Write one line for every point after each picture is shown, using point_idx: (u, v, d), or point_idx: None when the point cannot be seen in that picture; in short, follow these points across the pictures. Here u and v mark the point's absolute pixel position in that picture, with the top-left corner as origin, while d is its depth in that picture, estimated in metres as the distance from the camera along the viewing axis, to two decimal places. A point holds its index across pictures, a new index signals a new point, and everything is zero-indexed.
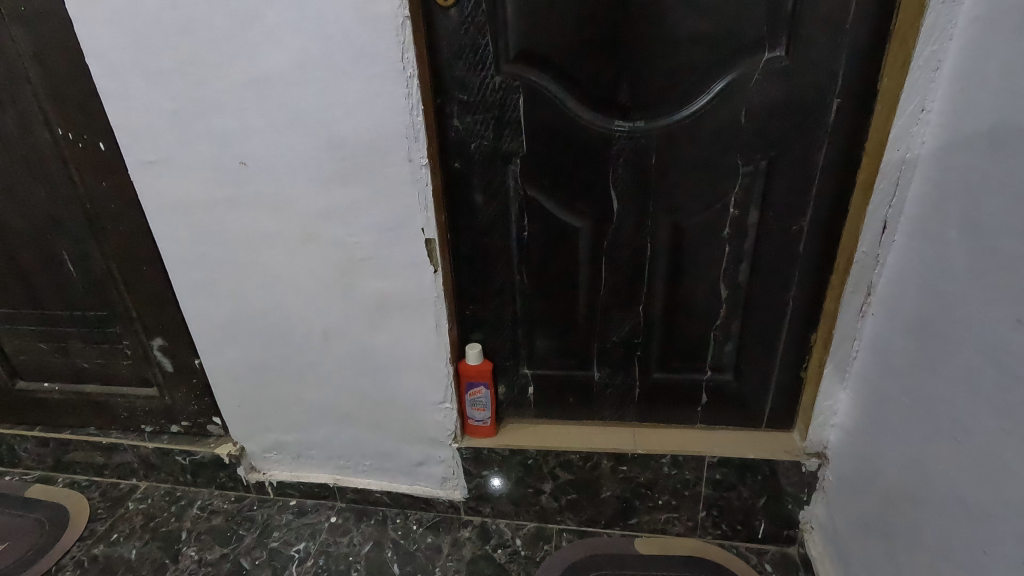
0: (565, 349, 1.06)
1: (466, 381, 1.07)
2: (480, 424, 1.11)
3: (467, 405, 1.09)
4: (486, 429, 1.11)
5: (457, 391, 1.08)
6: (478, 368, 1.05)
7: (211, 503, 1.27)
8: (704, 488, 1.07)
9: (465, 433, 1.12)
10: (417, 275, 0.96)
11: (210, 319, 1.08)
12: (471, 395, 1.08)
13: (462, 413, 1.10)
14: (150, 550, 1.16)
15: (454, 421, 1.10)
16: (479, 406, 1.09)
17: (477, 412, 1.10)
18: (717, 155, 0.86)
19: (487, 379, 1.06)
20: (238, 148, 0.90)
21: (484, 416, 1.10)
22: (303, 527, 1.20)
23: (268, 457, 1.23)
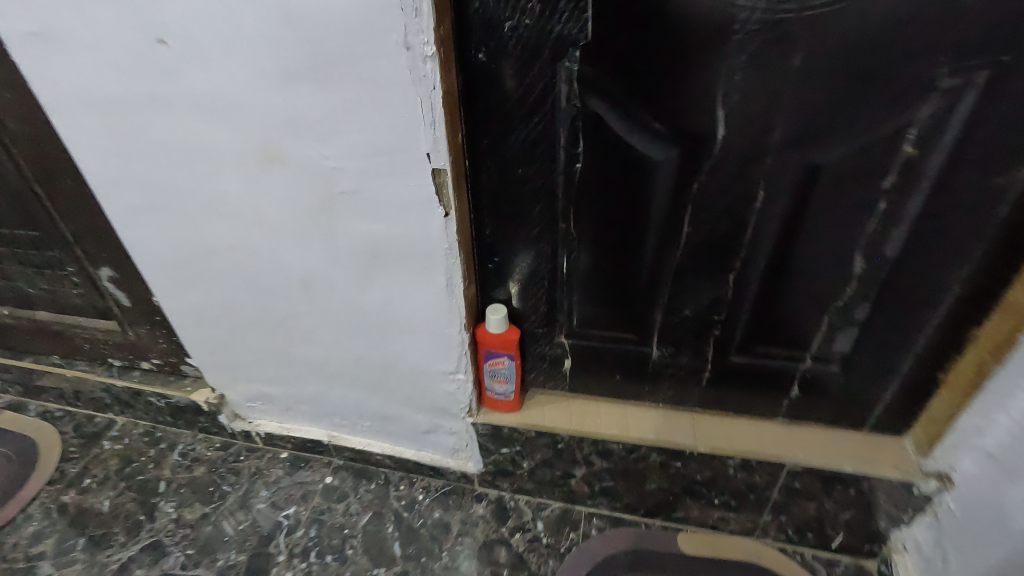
0: (617, 319, 0.80)
1: (485, 350, 0.83)
2: (501, 398, 0.89)
3: (486, 377, 0.87)
4: (508, 404, 0.90)
5: (474, 360, 0.85)
6: (502, 336, 0.81)
7: (194, 449, 1.12)
8: (775, 494, 0.86)
9: (482, 406, 0.91)
10: (421, 218, 0.68)
11: (158, 254, 0.83)
12: (492, 365, 0.85)
13: (479, 385, 0.88)
14: (124, 502, 1.03)
15: (469, 394, 0.88)
16: (500, 379, 0.86)
17: (498, 385, 0.87)
18: (894, 80, 0.54)
19: (513, 349, 0.83)
20: (152, 17, 0.59)
21: (507, 389, 0.88)
22: (295, 486, 1.05)
23: (253, 407, 1.05)
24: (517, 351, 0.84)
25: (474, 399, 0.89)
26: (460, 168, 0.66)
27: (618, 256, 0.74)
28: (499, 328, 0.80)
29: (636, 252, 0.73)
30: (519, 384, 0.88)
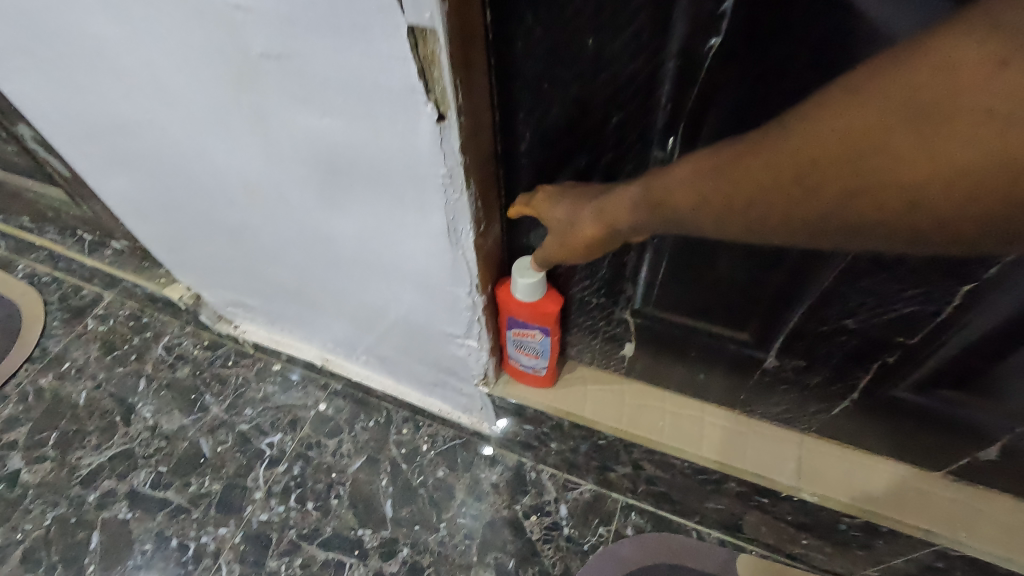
0: (714, 305, 0.50)
1: (510, 317, 0.56)
2: (530, 373, 0.64)
3: (510, 347, 0.61)
4: (538, 381, 0.65)
5: (494, 323, 0.59)
6: (536, 305, 0.53)
7: (180, 344, 0.97)
8: (897, 561, 0.61)
9: (504, 375, 0.67)
10: (399, 120, 0.37)
11: (55, 122, 0.57)
12: (520, 335, 0.58)
13: (500, 353, 0.63)
14: (101, 397, 0.91)
15: (486, 363, 0.63)
16: (530, 352, 0.60)
17: (526, 358, 0.61)
18: None
19: (551, 322, 0.55)
20: None
21: (538, 364, 0.62)
22: (284, 409, 0.89)
23: (236, 313, 0.87)
24: (558, 323, 0.56)
25: (492, 368, 0.64)
26: (472, 28, 0.34)
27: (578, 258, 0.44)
28: (532, 295, 0.52)
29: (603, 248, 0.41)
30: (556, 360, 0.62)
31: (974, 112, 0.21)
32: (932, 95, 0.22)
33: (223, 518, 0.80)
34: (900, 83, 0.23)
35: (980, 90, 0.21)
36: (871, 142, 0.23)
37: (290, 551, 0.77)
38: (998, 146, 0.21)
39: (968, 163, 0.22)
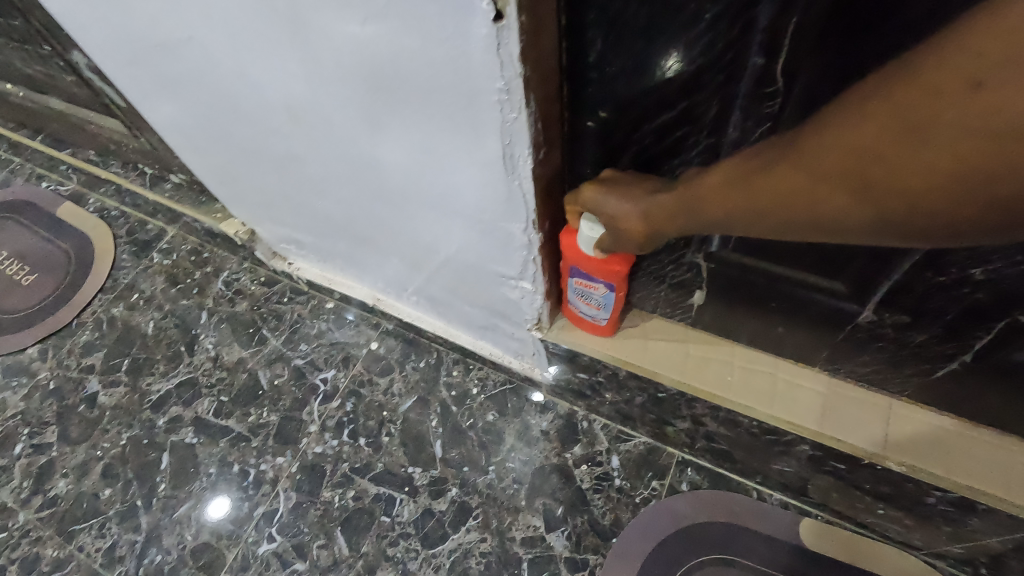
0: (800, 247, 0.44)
1: (571, 261, 0.52)
2: (585, 320, 0.60)
3: (568, 293, 0.57)
4: (594, 330, 0.61)
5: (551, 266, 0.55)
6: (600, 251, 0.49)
7: (238, 280, 0.98)
8: (989, 540, 0.55)
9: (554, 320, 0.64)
10: (449, 22, 0.32)
11: (100, 43, 0.55)
12: (581, 283, 0.54)
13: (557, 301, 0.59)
14: (168, 328, 0.95)
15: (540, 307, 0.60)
16: (590, 302, 0.56)
17: (585, 307, 0.58)
18: None
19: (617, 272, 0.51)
20: None
21: (598, 314, 0.58)
22: (338, 346, 0.90)
23: (289, 249, 0.86)
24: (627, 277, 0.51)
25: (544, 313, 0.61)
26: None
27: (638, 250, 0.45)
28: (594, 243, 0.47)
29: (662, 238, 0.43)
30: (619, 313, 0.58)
31: (947, 126, 0.24)
32: (908, 117, 0.25)
33: (280, 448, 0.82)
34: (879, 101, 0.26)
35: (956, 104, 0.23)
36: (869, 157, 0.27)
37: (343, 483, 0.78)
38: (971, 152, 0.24)
39: (949, 168, 0.25)
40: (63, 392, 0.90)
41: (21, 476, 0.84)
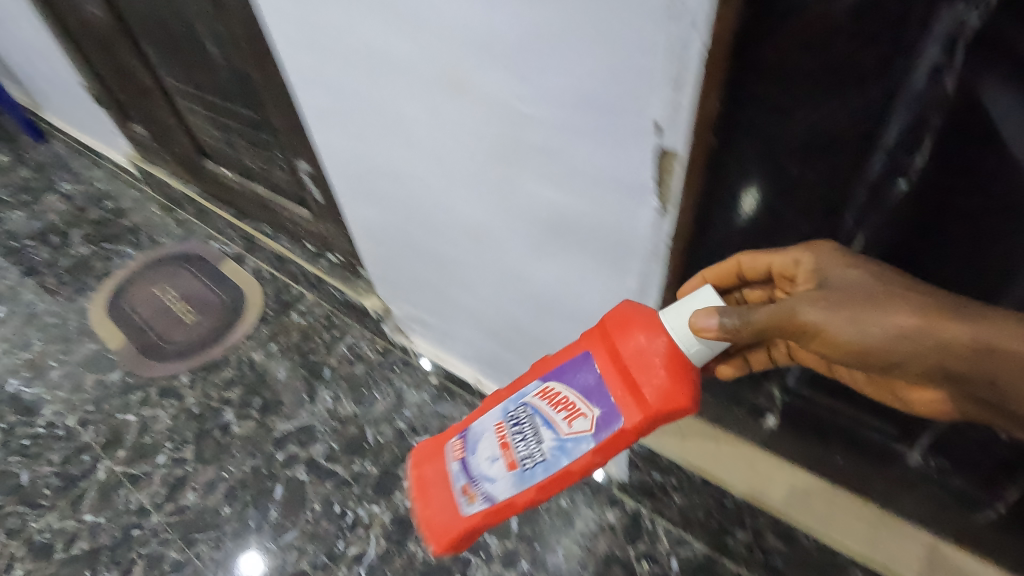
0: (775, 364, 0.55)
1: (586, 373, 0.51)
2: (492, 471, 0.56)
3: (518, 425, 0.54)
4: (492, 485, 0.56)
5: (551, 370, 0.54)
6: (624, 375, 0.49)
7: (359, 345, 1.16)
8: None
9: (462, 445, 0.60)
10: (626, 208, 0.50)
11: (342, 165, 0.77)
12: (553, 424, 0.52)
13: (500, 428, 0.56)
14: (295, 377, 1.12)
15: (486, 420, 0.57)
16: (530, 452, 0.53)
17: (517, 455, 0.54)
18: None
19: (605, 430, 0.49)
20: None
21: (519, 470, 0.54)
22: (436, 417, 1.04)
23: (412, 327, 1.03)
24: (606, 444, 0.50)
25: (478, 432, 0.58)
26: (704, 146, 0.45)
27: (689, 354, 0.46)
28: (670, 326, 0.47)
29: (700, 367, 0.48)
30: (536, 492, 0.54)
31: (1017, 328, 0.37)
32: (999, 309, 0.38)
33: (377, 497, 0.94)
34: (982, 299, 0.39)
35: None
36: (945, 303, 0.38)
37: (427, 539, 0.89)
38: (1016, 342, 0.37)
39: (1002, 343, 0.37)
40: (204, 417, 1.07)
41: (159, 482, 0.99)
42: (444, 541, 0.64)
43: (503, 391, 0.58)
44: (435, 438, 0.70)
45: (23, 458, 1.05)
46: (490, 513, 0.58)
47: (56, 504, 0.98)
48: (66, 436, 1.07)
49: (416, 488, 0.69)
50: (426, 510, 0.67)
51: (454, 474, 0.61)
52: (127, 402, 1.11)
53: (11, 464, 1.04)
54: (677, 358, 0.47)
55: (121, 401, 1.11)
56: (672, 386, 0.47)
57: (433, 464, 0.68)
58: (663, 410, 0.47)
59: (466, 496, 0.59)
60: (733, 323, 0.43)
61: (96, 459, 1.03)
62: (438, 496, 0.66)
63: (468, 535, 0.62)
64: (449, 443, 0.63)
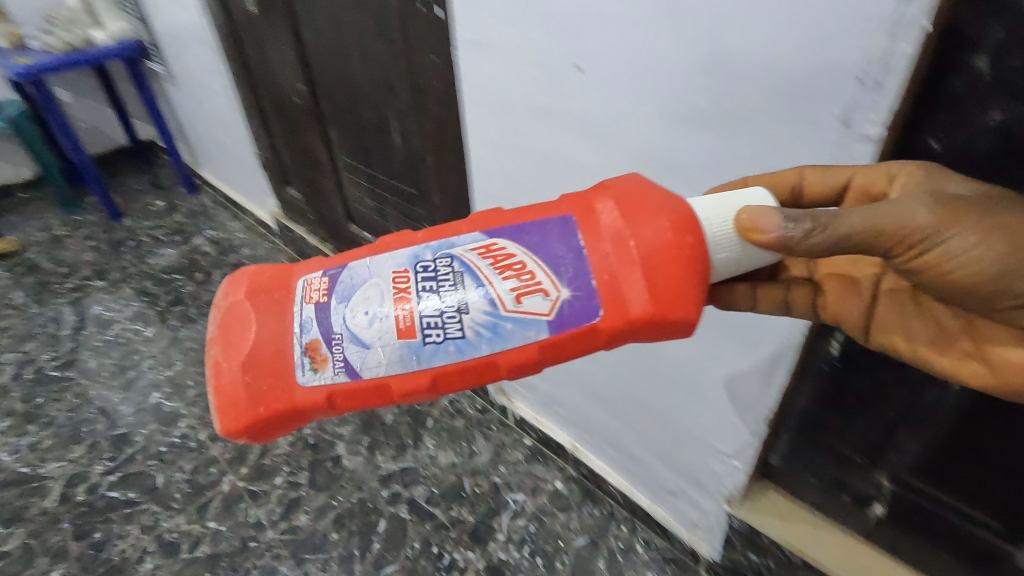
0: (786, 308, 0.54)
1: (564, 240, 0.45)
2: (367, 333, 0.45)
3: (443, 288, 0.45)
4: (359, 352, 0.45)
5: (502, 227, 0.46)
6: (611, 250, 0.43)
7: (459, 401, 1.27)
8: None
9: (329, 289, 0.47)
10: None
11: None
12: (495, 294, 0.44)
13: (408, 283, 0.46)
14: (401, 422, 1.23)
15: (390, 270, 0.47)
16: (452, 318, 0.44)
17: (421, 318, 0.44)
18: None
19: (568, 319, 0.44)
20: (577, 43, 0.61)
21: (420, 339, 0.45)
22: (529, 476, 1.11)
23: (517, 391, 1.14)
24: (558, 337, 0.44)
25: (369, 280, 0.46)
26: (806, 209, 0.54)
27: (714, 260, 0.44)
28: (704, 217, 0.44)
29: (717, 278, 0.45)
30: (431, 378, 0.45)
31: None
32: None
33: (472, 544, 1.01)
34: None
35: None
36: None
37: None
38: None
39: None
40: (318, 447, 1.19)
41: (276, 501, 1.09)
42: (240, 419, 0.46)
43: (420, 237, 0.49)
44: (256, 286, 0.49)
45: (159, 462, 1.18)
46: (344, 389, 0.46)
47: (184, 508, 1.09)
48: (197, 448, 1.20)
49: (220, 319, 0.49)
50: (223, 361, 0.47)
51: (295, 329, 0.47)
52: None
53: (149, 467, 1.17)
54: (676, 249, 0.42)
55: None
56: (676, 280, 0.42)
57: (263, 299, 0.48)
58: (659, 317, 0.42)
59: (309, 356, 0.46)
60: (803, 235, 0.41)
61: (222, 472, 1.15)
62: (239, 359, 0.46)
63: (286, 415, 0.47)
64: (291, 297, 0.48)
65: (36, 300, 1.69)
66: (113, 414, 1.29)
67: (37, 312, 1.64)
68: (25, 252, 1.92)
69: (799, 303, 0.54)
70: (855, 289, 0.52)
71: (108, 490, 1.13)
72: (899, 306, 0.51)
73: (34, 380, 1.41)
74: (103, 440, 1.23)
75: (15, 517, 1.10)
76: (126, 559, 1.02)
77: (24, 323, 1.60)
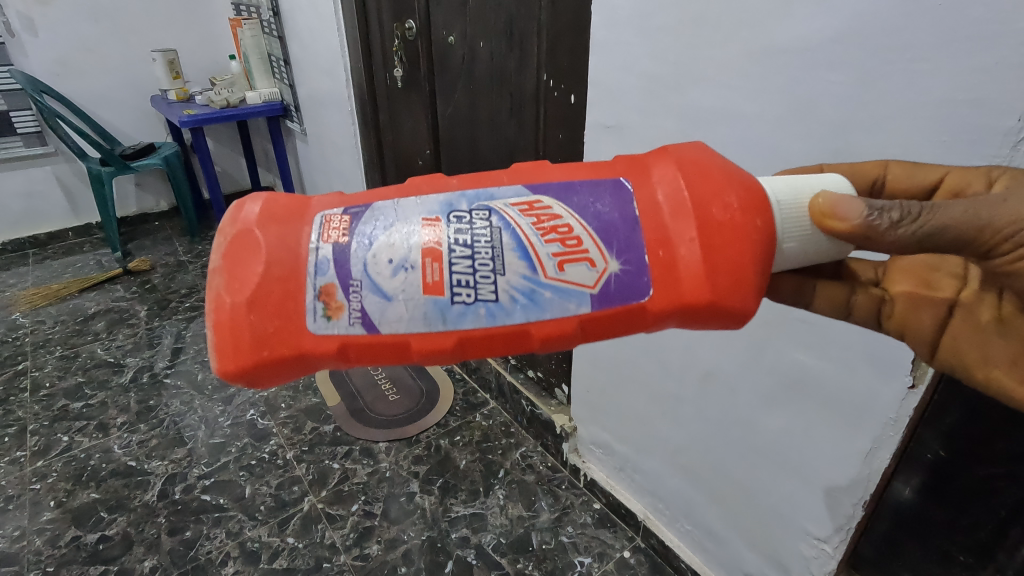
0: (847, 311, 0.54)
1: (616, 205, 0.41)
2: (388, 283, 0.40)
3: (477, 245, 0.40)
4: (378, 303, 0.40)
5: (548, 184, 0.42)
6: (669, 222, 0.40)
7: (531, 456, 1.30)
8: None
9: (350, 227, 0.41)
10: (872, 380, 0.63)
11: None
12: (535, 256, 0.40)
13: (439, 235, 0.40)
14: (474, 468, 1.27)
15: (418, 216, 0.41)
16: (485, 278, 0.40)
17: (451, 275, 0.40)
18: None
19: (615, 294, 0.40)
20: (703, 132, 0.70)
21: (449, 297, 0.40)
22: (597, 541, 1.11)
23: (592, 451, 1.17)
24: (603, 313, 0.40)
25: (394, 224, 0.41)
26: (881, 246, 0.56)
27: (780, 247, 0.42)
28: (773, 198, 0.41)
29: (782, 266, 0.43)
30: (455, 342, 0.41)
31: None
32: None
33: None
34: None
35: None
36: None
37: None
38: None
39: None
40: (394, 481, 1.24)
41: (351, 527, 1.14)
42: (241, 362, 0.40)
43: (455, 182, 0.43)
44: (269, 210, 0.42)
45: (248, 474, 1.26)
46: (359, 343, 0.41)
47: (267, 520, 1.15)
48: (283, 466, 1.28)
49: (224, 246, 0.41)
50: (226, 296, 0.40)
51: (309, 270, 0.40)
52: (335, 451, 1.31)
53: (239, 477, 1.25)
54: (739, 232, 0.39)
55: (330, 449, 1.32)
56: (738, 265, 0.39)
57: (276, 228, 0.41)
58: (715, 302, 0.39)
59: (323, 301, 0.40)
60: (888, 224, 0.38)
61: (304, 492, 1.21)
62: (247, 295, 0.39)
63: (290, 361, 0.41)
64: (305, 231, 0.41)
65: (157, 314, 1.89)
66: (212, 423, 1.40)
67: (157, 325, 1.83)
68: (153, 271, 2.16)
69: (863, 309, 0.53)
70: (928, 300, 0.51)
71: (201, 493, 1.22)
72: (975, 323, 0.49)
73: (148, 384, 1.56)
74: (202, 447, 1.34)
75: (119, 505, 1.20)
76: (211, 560, 1.08)
77: (145, 332, 1.79)
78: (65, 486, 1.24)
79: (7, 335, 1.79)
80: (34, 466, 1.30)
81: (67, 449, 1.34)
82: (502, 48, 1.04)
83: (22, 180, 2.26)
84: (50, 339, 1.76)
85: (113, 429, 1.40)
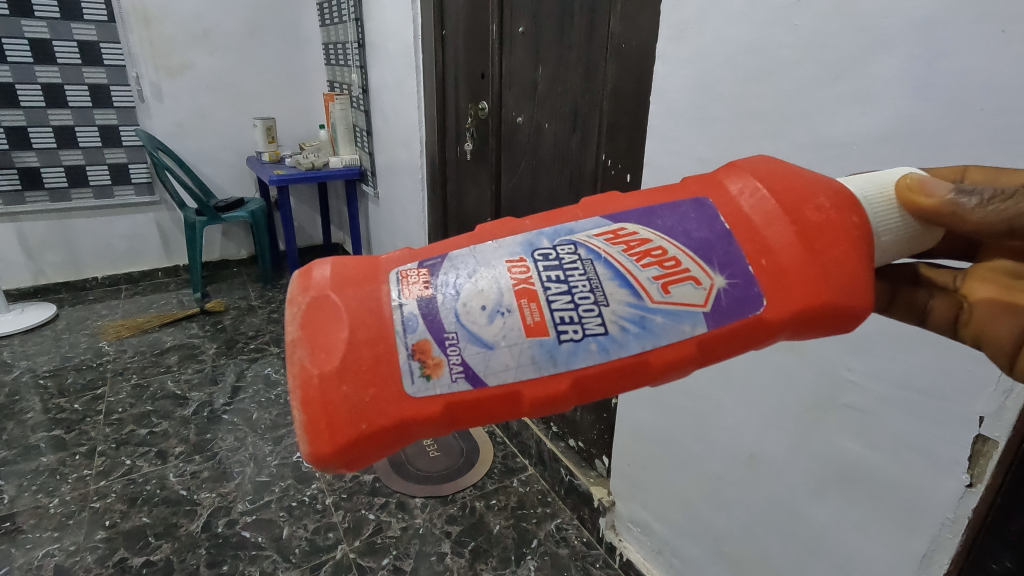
0: (919, 316, 0.45)
1: (704, 221, 0.39)
2: (487, 331, 0.37)
3: (572, 278, 0.38)
4: (480, 354, 0.37)
5: (628, 211, 0.41)
6: (761, 229, 0.38)
7: (565, 529, 1.27)
8: None
9: (431, 279, 0.39)
10: (927, 477, 0.61)
11: None
12: (636, 282, 0.38)
13: (530, 276, 0.38)
14: (507, 534, 1.25)
15: (501, 259, 0.39)
16: (589, 311, 0.37)
17: (552, 313, 0.37)
18: None
19: (729, 310, 0.38)
20: None
21: (555, 337, 0.37)
22: None
23: (630, 528, 1.13)
24: (721, 332, 0.38)
25: (478, 269, 0.38)
26: (966, 254, 0.45)
27: (877, 242, 0.39)
28: (861, 195, 0.39)
29: (879, 262, 0.40)
30: (571, 384, 0.38)
31: None
32: None
33: None
34: None
35: None
36: None
37: None
38: None
39: None
40: (426, 539, 1.23)
41: None
42: (337, 440, 0.37)
43: (528, 223, 0.42)
44: (343, 275, 0.39)
45: (287, 515, 1.29)
46: (463, 401, 0.37)
47: (300, 564, 1.17)
48: (321, 511, 1.30)
49: (301, 315, 0.38)
50: (313, 368, 0.37)
51: (398, 329, 0.37)
52: (372, 502, 1.33)
53: (279, 518, 1.28)
54: (844, 231, 0.37)
55: (367, 499, 1.34)
56: (850, 270, 0.37)
57: (353, 291, 0.38)
58: (832, 304, 0.37)
59: (419, 361, 0.37)
60: (975, 203, 0.36)
61: (338, 540, 1.23)
62: (335, 364, 0.37)
63: (391, 432, 0.37)
64: (384, 291, 0.38)
65: (224, 353, 2.01)
66: (261, 462, 1.46)
67: (223, 363, 1.95)
68: (225, 313, 2.33)
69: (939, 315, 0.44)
70: (1008, 306, 0.40)
71: (242, 529, 1.25)
72: None
73: (207, 418, 1.64)
74: (248, 483, 1.39)
75: (166, 532, 1.25)
76: None
77: (212, 368, 1.91)
78: (120, 508, 1.31)
79: (92, 360, 1.96)
80: (97, 485, 1.39)
81: (128, 472, 1.43)
82: (566, 130, 1.13)
83: (128, 223, 2.53)
84: (128, 368, 1.91)
85: (171, 457, 1.48)
